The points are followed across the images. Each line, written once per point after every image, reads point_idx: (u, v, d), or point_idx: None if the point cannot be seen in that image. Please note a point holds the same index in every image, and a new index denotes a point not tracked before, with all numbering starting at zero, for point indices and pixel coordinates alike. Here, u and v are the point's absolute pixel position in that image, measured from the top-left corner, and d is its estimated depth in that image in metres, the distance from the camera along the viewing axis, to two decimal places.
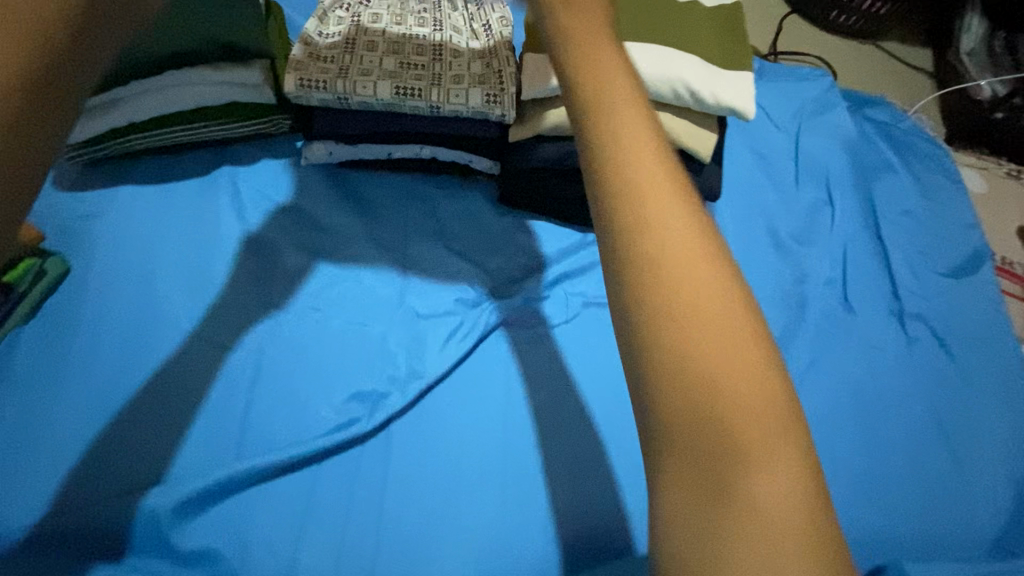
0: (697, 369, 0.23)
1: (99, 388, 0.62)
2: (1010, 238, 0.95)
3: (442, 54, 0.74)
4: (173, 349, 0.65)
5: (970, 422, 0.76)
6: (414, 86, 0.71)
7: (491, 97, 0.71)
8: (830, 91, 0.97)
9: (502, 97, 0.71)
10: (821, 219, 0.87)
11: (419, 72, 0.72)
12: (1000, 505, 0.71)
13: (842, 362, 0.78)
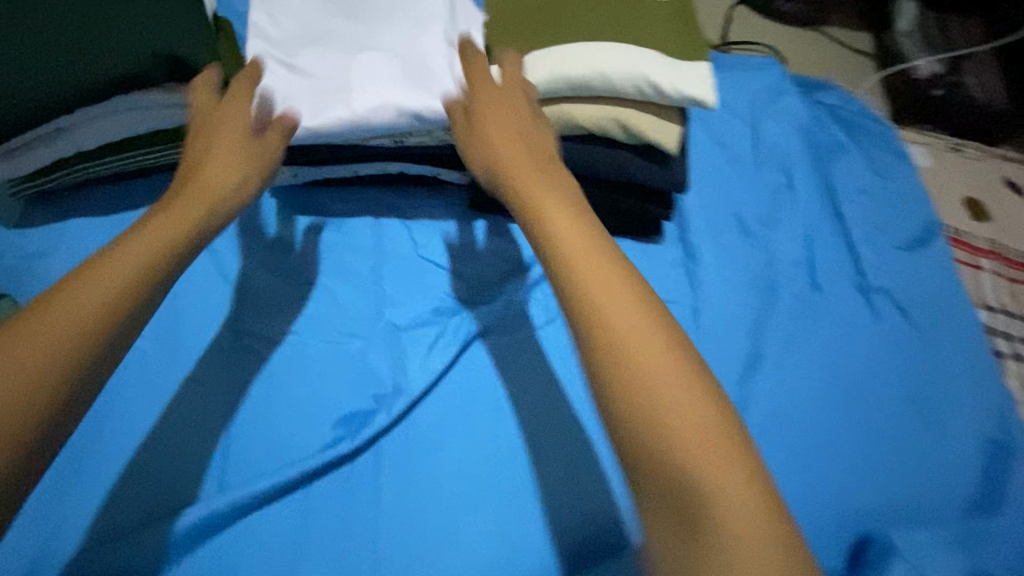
0: (639, 360, 0.37)
1: None
2: (959, 208, 0.99)
3: (403, 41, 0.67)
4: (156, 386, 0.65)
5: (931, 388, 0.81)
6: (369, 82, 0.64)
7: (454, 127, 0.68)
8: (782, 78, 1.00)
9: None
10: (785, 203, 0.89)
11: (375, 64, 0.65)
12: (969, 462, 0.75)
13: (816, 341, 0.81)
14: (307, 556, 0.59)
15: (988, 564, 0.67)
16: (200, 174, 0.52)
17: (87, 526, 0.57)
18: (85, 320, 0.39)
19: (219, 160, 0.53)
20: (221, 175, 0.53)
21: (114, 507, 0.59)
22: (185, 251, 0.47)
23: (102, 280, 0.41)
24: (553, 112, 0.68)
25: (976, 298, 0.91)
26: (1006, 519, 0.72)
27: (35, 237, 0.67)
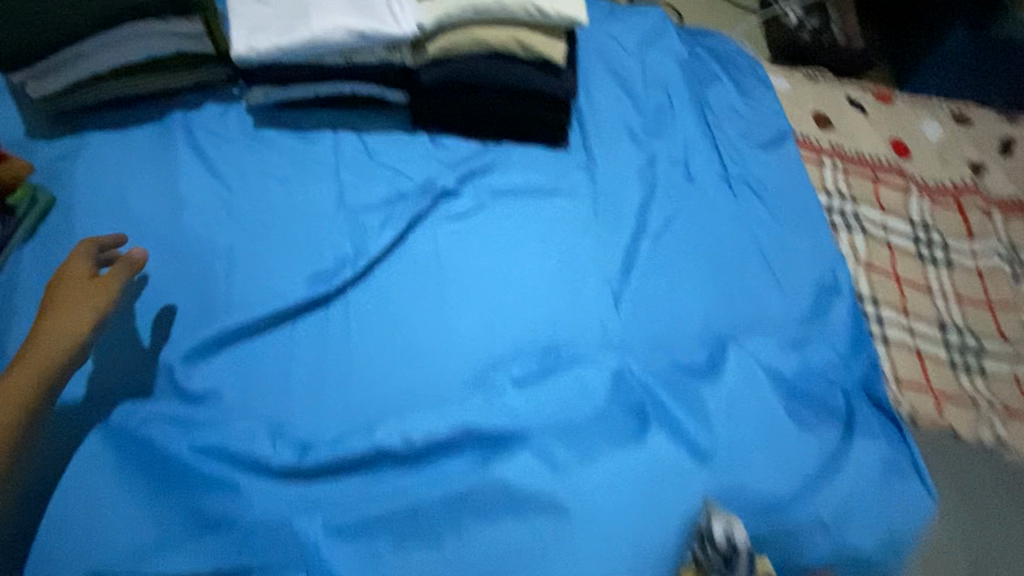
0: None
1: None
2: (807, 121, 1.24)
3: None
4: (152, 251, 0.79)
5: (783, 247, 1.02)
6: (325, 11, 0.85)
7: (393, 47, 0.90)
8: (665, 22, 1.23)
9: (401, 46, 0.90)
10: (666, 117, 1.12)
11: None
12: (807, 295, 0.97)
13: (691, 215, 1.02)
14: (287, 366, 0.75)
15: (814, 358, 0.88)
16: (47, 331, 0.65)
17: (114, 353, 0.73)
18: (14, 408, 0.60)
19: (70, 314, 0.66)
20: (69, 327, 0.65)
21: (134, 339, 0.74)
22: (54, 375, 0.64)
23: (26, 373, 0.62)
24: (466, 35, 0.90)
25: (817, 186, 1.15)
26: (833, 331, 0.92)
27: (57, 145, 0.84)
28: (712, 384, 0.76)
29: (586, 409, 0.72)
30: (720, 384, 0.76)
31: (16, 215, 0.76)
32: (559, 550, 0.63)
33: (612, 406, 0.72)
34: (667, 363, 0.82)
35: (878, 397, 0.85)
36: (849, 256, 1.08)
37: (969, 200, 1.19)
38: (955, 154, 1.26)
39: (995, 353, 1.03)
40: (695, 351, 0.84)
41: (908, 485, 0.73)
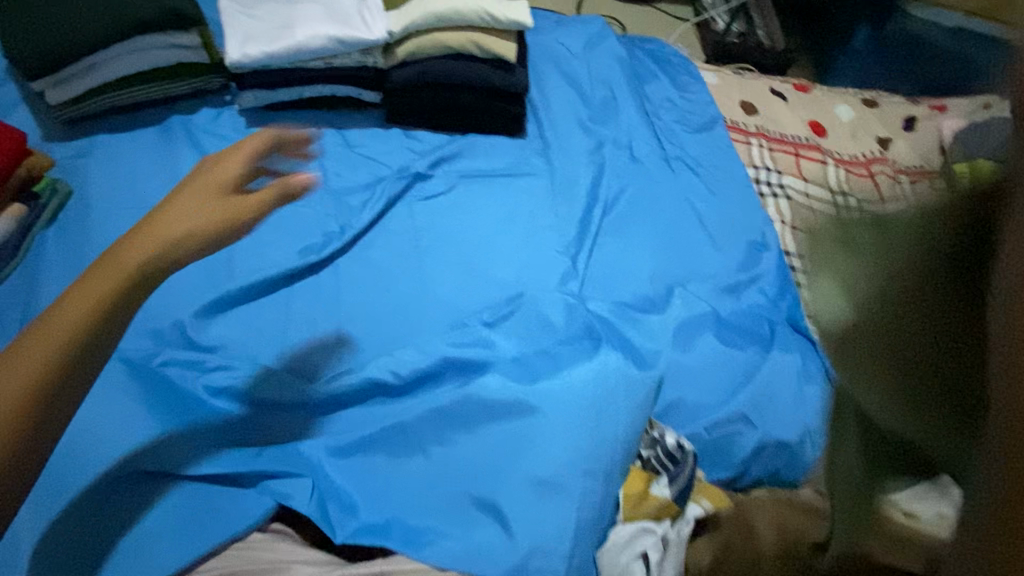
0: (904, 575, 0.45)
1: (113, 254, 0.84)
2: (736, 109, 1.41)
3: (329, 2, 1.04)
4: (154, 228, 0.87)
5: (718, 212, 1.17)
6: (308, 23, 1.00)
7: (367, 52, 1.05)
8: (606, 30, 1.40)
9: (375, 51, 1.06)
10: (611, 108, 1.28)
11: (311, 14, 1.01)
12: (738, 249, 1.11)
13: (636, 189, 1.16)
14: (286, 321, 0.84)
15: (744, 300, 1.02)
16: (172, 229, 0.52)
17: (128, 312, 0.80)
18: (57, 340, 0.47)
19: (192, 211, 0.54)
20: (179, 228, 0.53)
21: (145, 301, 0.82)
22: (132, 284, 0.51)
23: (84, 294, 0.49)
24: (429, 40, 1.06)
25: (746, 162, 1.31)
26: (761, 279, 1.07)
27: (73, 146, 0.95)
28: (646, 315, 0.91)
29: (549, 339, 0.84)
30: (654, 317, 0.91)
31: (40, 204, 0.86)
32: (535, 441, 0.71)
33: (573, 338, 0.84)
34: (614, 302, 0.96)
35: (800, 324, 0.99)
36: (777, 220, 1.23)
37: (880, 168, 1.36)
38: (865, 132, 1.44)
39: None
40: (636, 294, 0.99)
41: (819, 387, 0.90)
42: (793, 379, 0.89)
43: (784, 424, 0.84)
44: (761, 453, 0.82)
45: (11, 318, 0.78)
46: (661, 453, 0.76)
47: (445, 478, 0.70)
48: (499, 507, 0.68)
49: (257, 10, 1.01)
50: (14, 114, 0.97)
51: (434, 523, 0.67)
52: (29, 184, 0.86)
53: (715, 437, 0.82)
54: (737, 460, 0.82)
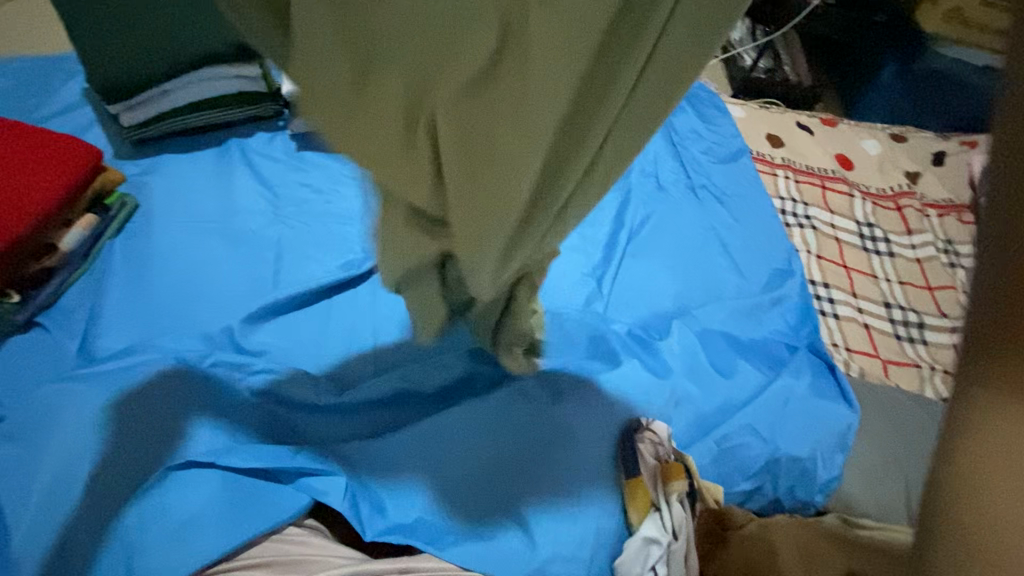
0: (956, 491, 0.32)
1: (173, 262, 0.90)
2: (762, 142, 1.44)
3: None
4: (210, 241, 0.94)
5: (746, 239, 1.18)
6: None
7: None
8: None
9: None
10: (637, 139, 1.32)
11: None
12: (762, 276, 1.12)
13: (663, 216, 1.18)
14: (327, 325, 0.89)
15: (769, 326, 1.03)
16: None
17: (179, 317, 0.85)
18: None
19: None
20: None
21: (193, 306, 0.86)
22: None
23: None
24: None
25: (772, 193, 1.33)
26: (787, 307, 1.07)
27: (140, 163, 1.04)
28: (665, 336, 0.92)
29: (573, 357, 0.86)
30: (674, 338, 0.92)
31: (110, 215, 0.94)
32: (561, 450, 0.75)
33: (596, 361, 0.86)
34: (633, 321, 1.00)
35: (821, 351, 1.00)
36: (802, 249, 1.25)
37: (907, 202, 1.37)
38: (893, 166, 1.45)
39: (933, 326, 1.19)
40: (657, 314, 1.02)
41: (833, 407, 0.90)
42: (808, 400, 0.90)
43: (802, 446, 0.84)
44: (773, 465, 0.83)
45: (81, 319, 0.85)
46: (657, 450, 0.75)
47: (475, 480, 0.74)
48: (520, 515, 0.71)
49: None
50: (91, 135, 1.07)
51: (457, 527, 0.71)
52: (101, 197, 0.94)
53: (734, 458, 0.82)
54: (757, 482, 0.82)
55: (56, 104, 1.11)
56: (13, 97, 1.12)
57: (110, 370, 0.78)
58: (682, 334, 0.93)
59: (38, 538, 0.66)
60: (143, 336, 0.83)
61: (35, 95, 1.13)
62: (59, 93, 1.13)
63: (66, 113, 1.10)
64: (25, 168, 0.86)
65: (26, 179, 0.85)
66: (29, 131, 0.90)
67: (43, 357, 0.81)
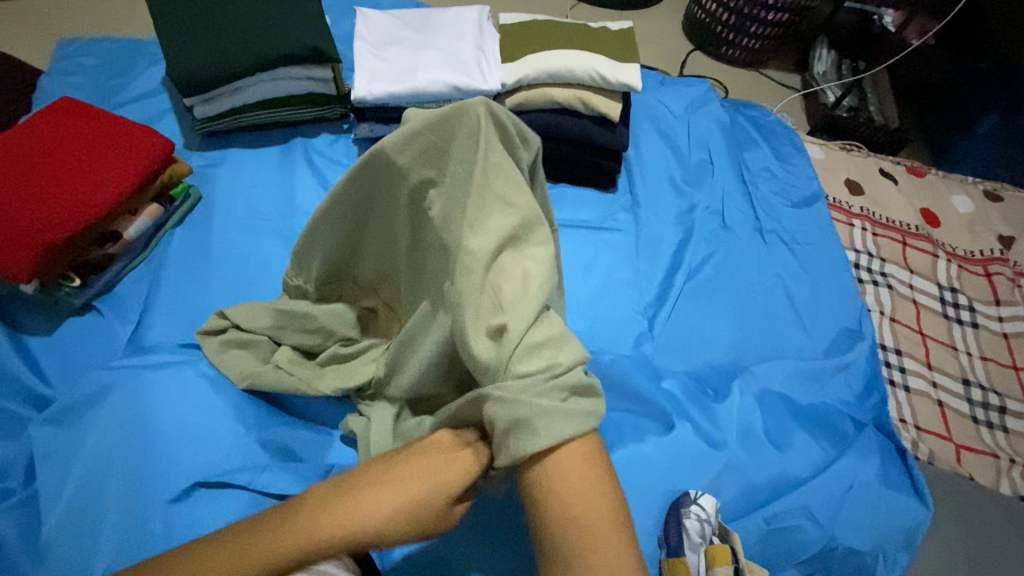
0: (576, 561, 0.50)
1: (230, 268, 0.92)
2: (839, 187, 1.34)
3: (448, 49, 1.08)
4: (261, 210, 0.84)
5: (813, 294, 1.10)
6: (428, 68, 1.05)
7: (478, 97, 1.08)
8: (710, 93, 1.38)
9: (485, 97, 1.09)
10: (706, 172, 1.24)
11: (432, 59, 1.06)
12: (827, 337, 1.04)
13: (724, 259, 1.11)
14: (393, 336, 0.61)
15: (829, 394, 0.95)
16: None
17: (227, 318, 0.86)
18: None
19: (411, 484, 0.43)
20: None
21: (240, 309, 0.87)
22: None
23: None
24: (539, 94, 1.08)
25: (846, 244, 1.24)
26: (851, 375, 0.99)
27: (206, 156, 1.06)
28: (718, 398, 0.88)
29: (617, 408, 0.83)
30: (726, 399, 0.88)
31: (174, 206, 0.96)
32: None
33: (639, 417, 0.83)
34: (683, 371, 0.94)
35: (888, 430, 0.92)
36: (874, 310, 1.15)
37: (998, 269, 1.25)
38: (985, 227, 1.33)
39: (1018, 413, 1.08)
40: (709, 365, 0.96)
41: (903, 500, 0.83)
42: (872, 485, 0.83)
43: (858, 536, 0.78)
44: (826, 556, 0.78)
45: (135, 307, 0.87)
46: (707, 526, 0.71)
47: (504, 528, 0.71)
48: None
49: (382, 51, 1.08)
50: (162, 123, 1.10)
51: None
52: (167, 188, 0.95)
53: (786, 542, 0.77)
54: (805, 570, 0.77)
55: (130, 88, 1.14)
56: (94, 77, 1.16)
57: (152, 362, 0.78)
58: (737, 399, 0.88)
59: (65, 530, 0.65)
60: (190, 333, 0.84)
61: (114, 78, 1.16)
62: (135, 78, 1.16)
63: (140, 98, 1.13)
64: (99, 156, 0.88)
65: (105, 167, 0.87)
66: (113, 119, 0.93)
67: (102, 345, 0.84)
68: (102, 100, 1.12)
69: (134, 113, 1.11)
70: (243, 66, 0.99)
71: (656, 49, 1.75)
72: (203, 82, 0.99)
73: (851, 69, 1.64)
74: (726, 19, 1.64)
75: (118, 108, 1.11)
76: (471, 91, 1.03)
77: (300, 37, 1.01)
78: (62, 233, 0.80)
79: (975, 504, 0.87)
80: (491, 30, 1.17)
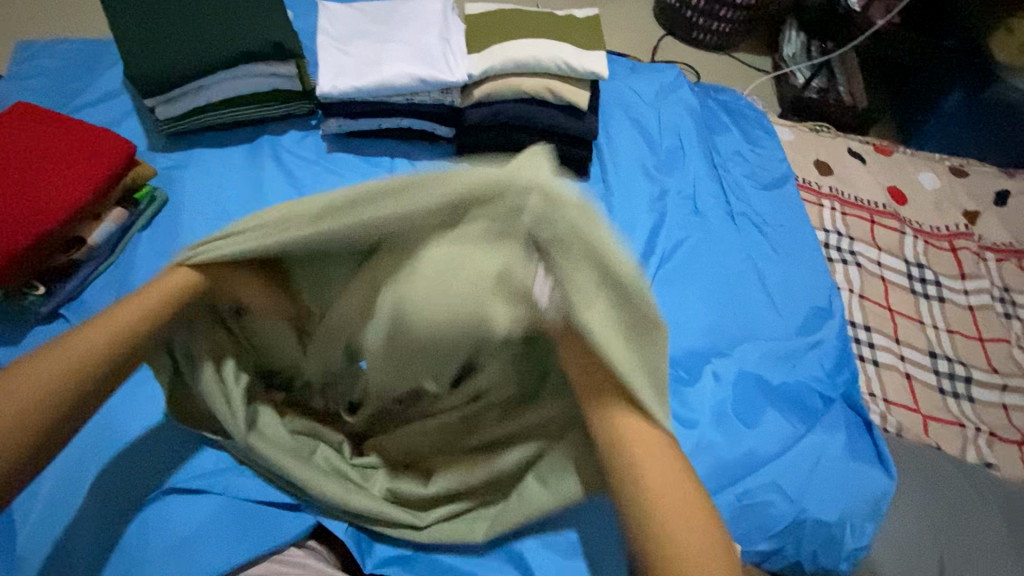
0: None
1: None
2: (809, 167, 1.36)
3: (413, 41, 1.08)
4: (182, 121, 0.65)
5: (783, 274, 1.12)
6: (395, 61, 1.04)
7: (446, 89, 1.08)
8: (680, 78, 1.39)
9: (453, 89, 1.08)
10: (677, 157, 1.25)
11: (399, 52, 1.06)
12: (796, 315, 1.06)
13: (696, 244, 1.12)
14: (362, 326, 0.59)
15: (800, 372, 0.97)
16: None
17: None
18: None
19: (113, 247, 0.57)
20: None
21: None
22: None
23: None
24: (506, 84, 1.08)
25: (816, 224, 1.26)
26: (821, 353, 1.01)
27: (171, 157, 1.05)
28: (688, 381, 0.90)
29: None
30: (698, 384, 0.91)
31: (139, 210, 0.95)
32: None
33: None
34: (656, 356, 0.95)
35: (856, 405, 0.95)
36: (844, 288, 1.18)
37: (963, 244, 1.28)
38: (951, 202, 1.36)
39: (984, 382, 1.11)
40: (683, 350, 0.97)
41: (870, 471, 0.85)
42: (842, 459, 0.86)
43: (826, 507, 0.81)
44: (797, 528, 0.80)
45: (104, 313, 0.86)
46: None
47: None
48: (525, 559, 0.72)
49: (346, 44, 1.07)
50: (125, 124, 1.08)
51: (465, 567, 0.73)
52: (132, 191, 0.95)
53: (758, 517, 0.80)
54: (778, 542, 0.80)
55: (88, 88, 1.12)
56: (49, 76, 1.13)
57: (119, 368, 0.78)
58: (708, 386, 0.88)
59: (45, 538, 0.66)
60: None
61: (72, 78, 1.14)
62: (93, 78, 1.13)
63: (100, 97, 1.11)
64: (63, 160, 0.86)
65: (66, 173, 0.85)
66: (71, 121, 0.91)
67: None
68: (59, 100, 1.10)
69: (95, 113, 1.09)
70: (205, 65, 0.98)
71: (628, 35, 1.75)
72: (163, 83, 0.97)
73: (820, 50, 1.65)
74: (695, 4, 1.65)
75: (78, 108, 1.09)
76: (438, 83, 1.03)
77: (263, 34, 1.00)
78: (24, 240, 0.79)
79: (941, 472, 0.89)
80: (458, 20, 1.16)
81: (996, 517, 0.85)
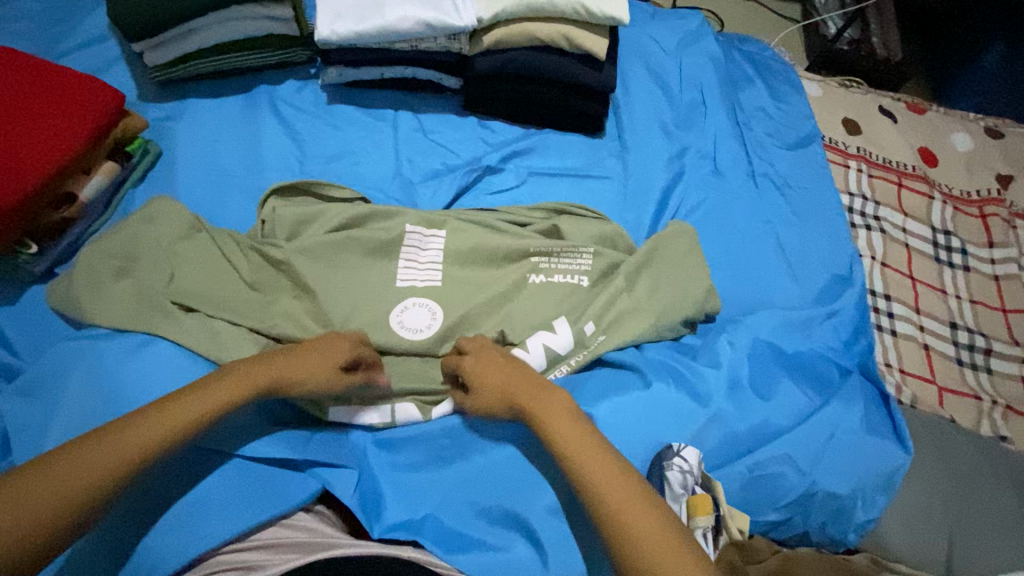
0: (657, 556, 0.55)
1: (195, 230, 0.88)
2: (836, 126, 1.29)
3: None
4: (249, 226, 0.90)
5: (804, 240, 1.07)
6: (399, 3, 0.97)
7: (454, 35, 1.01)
8: (703, 26, 1.29)
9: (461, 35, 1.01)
10: (697, 112, 1.17)
11: None
12: (815, 282, 1.02)
13: (716, 205, 1.07)
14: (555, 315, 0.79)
15: (818, 342, 0.93)
16: None
17: None
18: None
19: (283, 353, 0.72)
20: None
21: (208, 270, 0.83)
22: None
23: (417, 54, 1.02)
24: (519, 30, 1.00)
25: (840, 186, 1.20)
26: (839, 322, 0.98)
27: (164, 108, 1.00)
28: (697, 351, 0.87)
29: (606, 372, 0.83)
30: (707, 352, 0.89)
31: (131, 163, 0.92)
32: None
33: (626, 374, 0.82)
34: None
35: (872, 375, 0.93)
36: (866, 255, 1.13)
37: (994, 210, 1.22)
38: (983, 166, 1.29)
39: (1004, 354, 1.08)
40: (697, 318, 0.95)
41: (884, 445, 0.83)
42: (858, 433, 0.84)
43: (839, 480, 0.80)
44: (807, 499, 0.80)
45: None
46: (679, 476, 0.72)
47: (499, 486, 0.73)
48: (531, 528, 0.71)
49: None
50: (113, 70, 1.03)
51: (470, 535, 0.71)
52: (122, 144, 0.91)
53: (768, 488, 0.79)
54: (786, 513, 0.80)
55: (73, 29, 1.05)
56: (27, 13, 1.06)
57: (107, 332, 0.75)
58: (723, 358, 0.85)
59: None
60: None
61: (53, 17, 1.07)
62: (78, 18, 1.07)
63: (86, 40, 1.05)
64: (51, 112, 0.83)
65: (56, 126, 0.82)
66: (59, 70, 0.87)
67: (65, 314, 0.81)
68: (42, 42, 1.04)
69: (82, 57, 1.03)
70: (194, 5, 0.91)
71: None
72: (151, 22, 0.92)
73: None
74: None
75: (64, 51, 1.03)
76: (446, 28, 0.95)
77: None
78: (14, 194, 0.76)
79: (955, 446, 0.88)
80: None
81: (1009, 493, 0.83)
